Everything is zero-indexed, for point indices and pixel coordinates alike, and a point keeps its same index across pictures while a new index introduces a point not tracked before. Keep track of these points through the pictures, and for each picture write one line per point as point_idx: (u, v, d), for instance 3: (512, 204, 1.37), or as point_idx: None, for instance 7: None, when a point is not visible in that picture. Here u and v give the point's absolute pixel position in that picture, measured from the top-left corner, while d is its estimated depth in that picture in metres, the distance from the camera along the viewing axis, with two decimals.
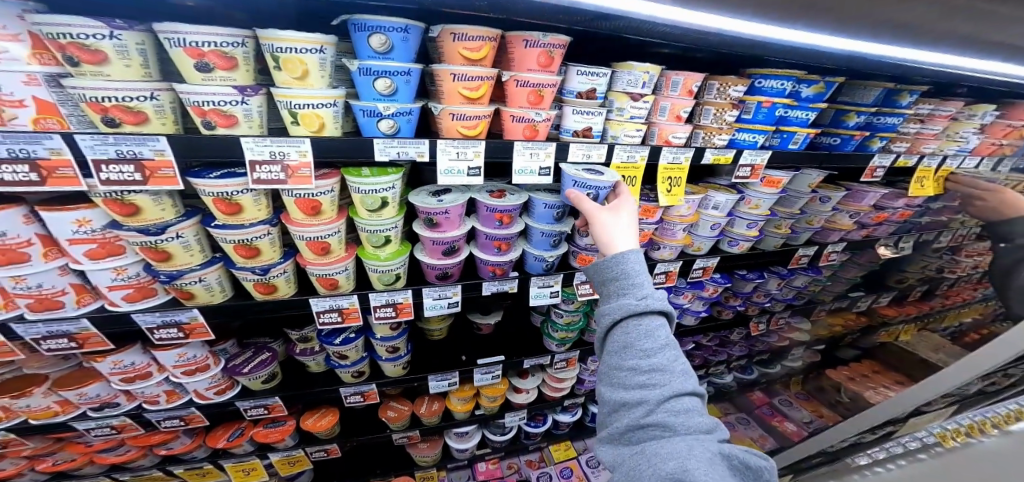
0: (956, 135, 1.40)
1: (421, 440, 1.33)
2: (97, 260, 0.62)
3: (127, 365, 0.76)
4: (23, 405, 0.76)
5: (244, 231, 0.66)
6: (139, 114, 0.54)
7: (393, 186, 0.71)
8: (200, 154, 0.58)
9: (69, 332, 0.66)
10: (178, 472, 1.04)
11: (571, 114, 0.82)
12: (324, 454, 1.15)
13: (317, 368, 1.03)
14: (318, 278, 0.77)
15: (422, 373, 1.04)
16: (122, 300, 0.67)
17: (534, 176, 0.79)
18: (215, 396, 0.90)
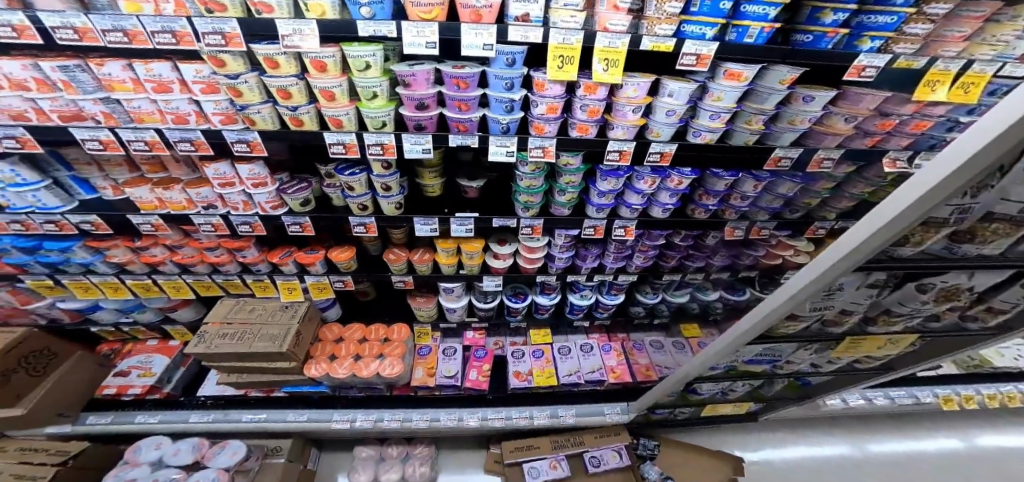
0: (993, 38, 1.14)
1: (419, 295, 1.65)
2: (206, 93, 1.01)
3: (222, 173, 1.15)
4: (169, 197, 1.20)
5: (281, 79, 0.99)
6: (221, 5, 0.91)
7: (374, 53, 0.97)
8: (253, 28, 0.92)
9: (192, 140, 1.08)
10: (249, 281, 1.46)
11: (513, 2, 1.01)
12: (343, 284, 1.49)
13: (337, 202, 1.35)
14: (329, 118, 1.09)
15: (412, 214, 1.34)
16: (219, 122, 1.07)
17: (479, 51, 1.00)
18: (273, 209, 1.27)
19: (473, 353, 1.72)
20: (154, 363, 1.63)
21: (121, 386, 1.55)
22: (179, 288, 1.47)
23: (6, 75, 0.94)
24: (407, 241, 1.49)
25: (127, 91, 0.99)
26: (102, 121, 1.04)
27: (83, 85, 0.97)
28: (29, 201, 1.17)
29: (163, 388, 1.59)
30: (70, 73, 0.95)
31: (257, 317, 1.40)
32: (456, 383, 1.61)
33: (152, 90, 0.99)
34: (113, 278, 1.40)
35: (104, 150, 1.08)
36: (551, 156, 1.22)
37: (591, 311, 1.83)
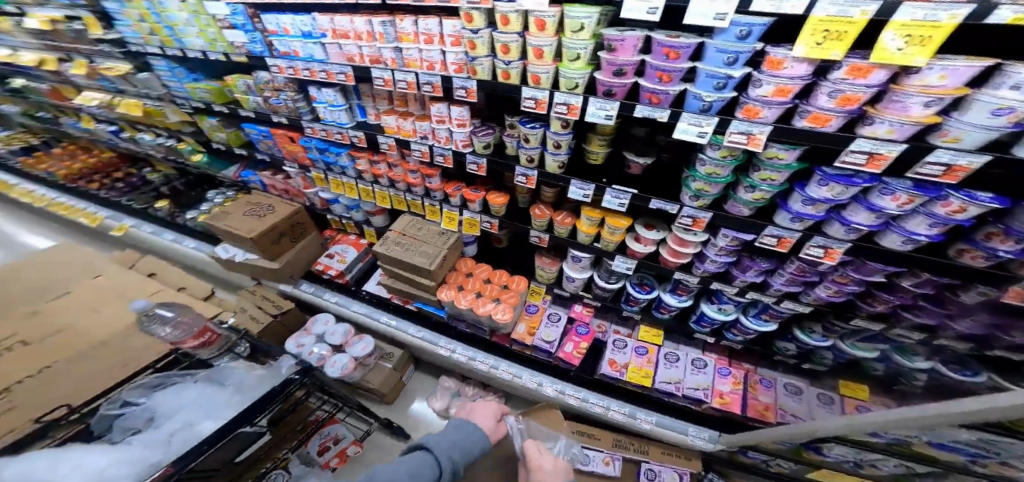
0: None
1: (546, 256, 1.72)
2: (450, 52, 1.25)
3: (441, 112, 1.40)
4: (404, 126, 1.51)
5: (510, 36, 1.13)
6: None
7: (591, 16, 1.01)
8: None
9: (432, 87, 1.34)
10: (427, 205, 1.72)
11: None
12: (489, 227, 1.66)
13: (510, 152, 1.49)
14: (532, 76, 1.20)
15: (570, 177, 1.37)
16: (452, 71, 1.29)
17: (707, 21, 0.85)
18: (465, 148, 1.47)
19: (575, 327, 1.75)
20: (346, 254, 2.10)
21: (325, 268, 2.04)
22: (385, 198, 1.86)
23: (347, 31, 1.33)
24: (552, 200, 1.53)
25: (406, 43, 1.28)
26: (386, 66, 1.36)
27: (386, 38, 1.30)
28: (330, 117, 1.62)
29: (347, 277, 2.06)
30: (383, 30, 1.28)
31: (422, 235, 1.65)
32: (551, 350, 1.68)
33: (420, 45, 1.27)
34: (352, 182, 1.83)
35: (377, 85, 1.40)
36: (755, 147, 0.98)
37: (722, 331, 1.62)
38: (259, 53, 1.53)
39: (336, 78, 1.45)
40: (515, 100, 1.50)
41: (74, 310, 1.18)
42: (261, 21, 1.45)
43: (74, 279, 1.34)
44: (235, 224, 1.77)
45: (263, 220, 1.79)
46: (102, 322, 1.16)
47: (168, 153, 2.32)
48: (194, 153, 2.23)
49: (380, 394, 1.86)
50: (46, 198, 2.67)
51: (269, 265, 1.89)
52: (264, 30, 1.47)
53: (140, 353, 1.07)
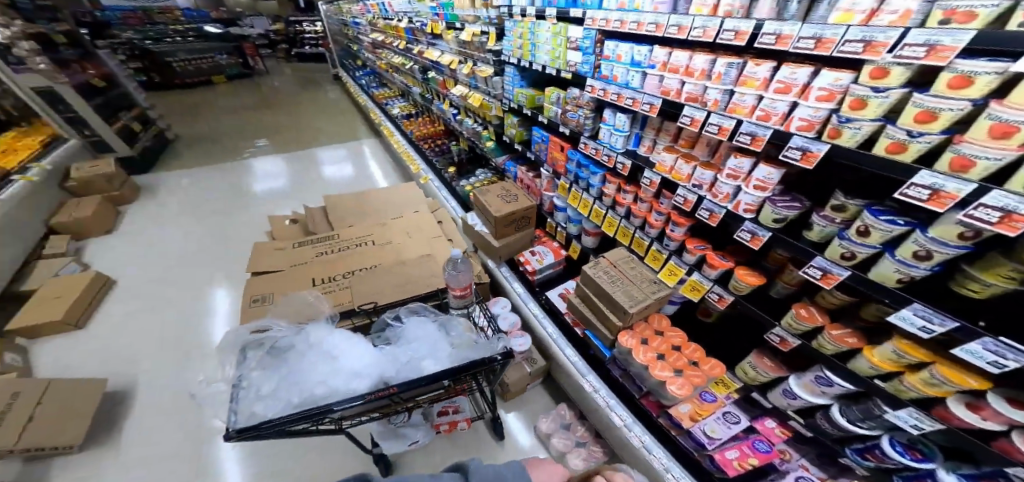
0: None
1: (769, 359, 1.36)
2: (779, 97, 0.82)
3: (738, 166, 0.95)
4: (650, 176, 1.27)
5: (946, 105, 0.61)
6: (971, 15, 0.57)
7: None
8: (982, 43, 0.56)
9: (738, 132, 0.90)
10: (654, 248, 1.50)
11: None
12: (718, 300, 1.30)
13: (813, 237, 0.95)
14: (952, 156, 0.64)
15: (911, 294, 0.80)
16: (794, 128, 0.81)
17: None
18: (744, 213, 0.99)
19: (750, 439, 1.37)
20: (545, 257, 2.19)
21: (525, 262, 2.19)
22: (611, 226, 1.66)
23: (689, 64, 0.97)
24: (834, 309, 1.10)
25: (755, 89, 0.85)
26: (704, 106, 0.97)
27: (725, 78, 0.90)
28: (607, 140, 1.39)
29: (536, 277, 2.16)
30: (724, 66, 0.90)
31: (634, 275, 1.48)
32: (706, 443, 1.38)
33: (772, 91, 0.82)
34: (591, 200, 1.72)
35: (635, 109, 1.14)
36: None
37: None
38: (573, 66, 1.35)
39: (626, 105, 1.17)
40: (890, 181, 0.89)
41: (401, 232, 1.53)
42: (586, 41, 1.26)
43: (407, 208, 1.77)
44: (492, 203, 2.13)
45: (510, 205, 2.11)
46: (413, 248, 1.45)
47: (462, 125, 2.91)
48: (487, 141, 2.63)
49: (504, 389, 1.84)
50: (388, 128, 3.88)
51: (492, 242, 2.18)
52: (574, 46, 1.32)
53: (434, 280, 1.27)
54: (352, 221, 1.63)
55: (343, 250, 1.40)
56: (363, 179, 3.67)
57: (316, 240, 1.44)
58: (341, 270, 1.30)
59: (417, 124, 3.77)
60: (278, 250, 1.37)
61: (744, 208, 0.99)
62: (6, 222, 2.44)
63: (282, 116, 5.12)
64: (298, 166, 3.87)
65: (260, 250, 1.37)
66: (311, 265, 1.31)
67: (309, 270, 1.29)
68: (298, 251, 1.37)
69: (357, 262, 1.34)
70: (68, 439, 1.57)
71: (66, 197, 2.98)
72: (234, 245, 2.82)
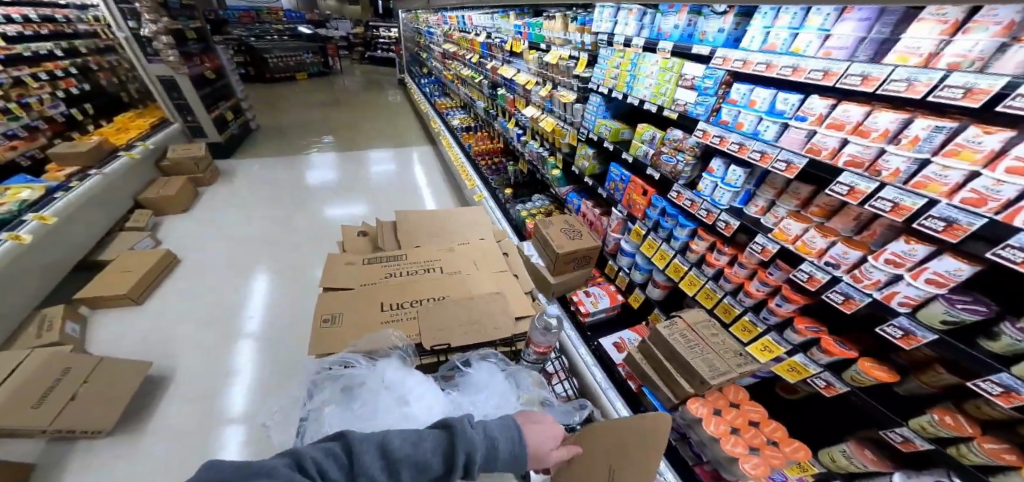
0: None
1: (871, 451, 1.06)
2: (1013, 180, 0.60)
3: (910, 253, 0.77)
4: (761, 242, 1.09)
5: None
6: None
7: None
8: None
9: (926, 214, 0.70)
10: (743, 316, 1.29)
11: None
12: (821, 385, 1.08)
13: (996, 346, 0.72)
14: None
15: None
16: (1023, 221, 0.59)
17: None
18: (898, 306, 0.82)
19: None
20: (600, 300, 2.01)
21: (578, 302, 2.02)
22: (692, 284, 1.47)
23: (863, 121, 0.77)
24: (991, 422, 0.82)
25: (973, 165, 0.63)
26: (878, 174, 0.76)
27: (921, 145, 0.70)
28: (708, 193, 1.25)
29: (587, 320, 1.99)
30: (925, 129, 0.69)
31: (714, 344, 1.28)
32: None
33: (999, 171, 0.61)
34: (671, 252, 1.54)
35: (762, 164, 0.98)
36: None
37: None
38: (682, 107, 1.23)
39: (750, 158, 1.00)
40: None
41: (467, 261, 1.46)
42: (708, 80, 1.11)
43: (472, 233, 1.71)
44: (555, 236, 2.00)
45: (574, 243, 1.96)
46: (479, 281, 1.38)
47: (524, 146, 2.84)
48: (552, 168, 2.45)
49: None
50: (447, 139, 3.89)
51: (548, 277, 2.01)
52: (686, 85, 1.21)
53: (501, 323, 1.19)
54: (418, 242, 1.59)
55: (411, 273, 1.36)
56: (415, 185, 3.68)
57: (385, 259, 1.41)
58: (408, 296, 1.26)
59: (476, 138, 3.75)
60: (348, 265, 1.36)
61: (900, 301, 0.81)
62: (107, 194, 2.68)
63: (349, 116, 5.35)
64: (354, 167, 3.96)
65: (332, 263, 1.37)
66: (380, 288, 1.28)
67: (376, 292, 1.26)
68: (368, 269, 1.35)
69: (423, 290, 1.29)
70: (98, 424, 1.62)
71: (158, 175, 3.24)
72: (291, 240, 2.92)
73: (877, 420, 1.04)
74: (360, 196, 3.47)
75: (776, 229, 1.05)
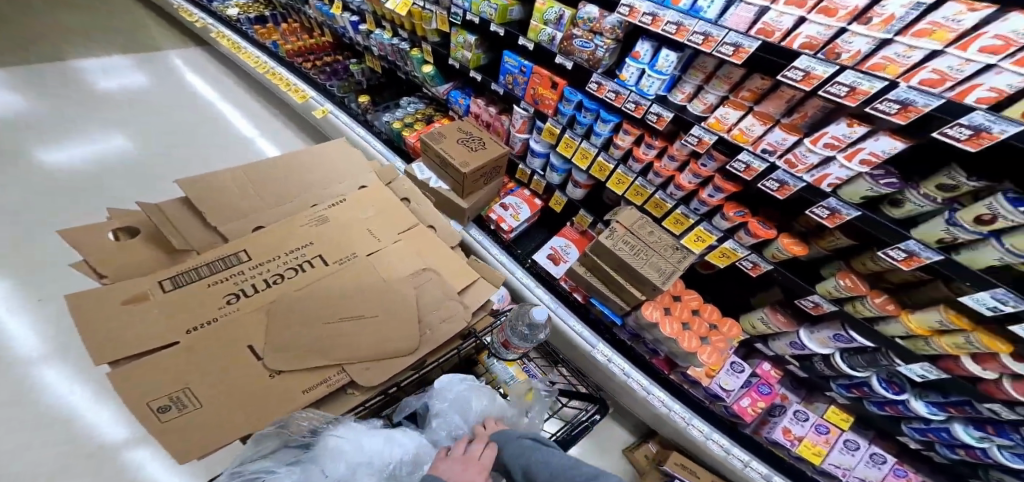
0: None
1: (781, 313, 1.31)
2: (980, 58, 0.53)
3: (848, 137, 0.73)
4: (695, 134, 1.00)
5: None
6: None
7: None
8: None
9: (880, 98, 0.64)
10: (675, 212, 1.30)
11: None
12: (747, 267, 1.20)
13: (900, 212, 0.78)
14: None
15: (993, 279, 0.69)
16: (975, 102, 0.56)
17: None
18: (824, 188, 0.83)
19: (755, 385, 1.50)
20: (520, 211, 1.90)
21: (498, 220, 1.88)
22: (620, 182, 1.42)
23: None
24: (866, 274, 1.00)
25: (939, 46, 0.55)
26: (836, 58, 0.66)
27: (894, 23, 0.58)
28: (634, 83, 1.09)
29: (512, 234, 1.90)
30: (903, 4, 0.56)
31: (654, 242, 1.29)
32: (725, 398, 1.45)
33: (970, 51, 0.53)
34: (593, 150, 1.42)
35: (703, 50, 0.83)
36: None
37: (940, 444, 1.19)
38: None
39: (691, 42, 0.84)
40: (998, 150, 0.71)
41: (359, 231, 1.05)
42: None
43: (340, 180, 1.19)
44: (451, 150, 1.60)
45: (477, 155, 1.60)
46: (393, 253, 1.05)
47: (364, 41, 2.08)
48: (421, 64, 1.83)
49: None
50: (231, 40, 2.60)
51: (458, 202, 1.71)
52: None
53: (447, 313, 0.98)
54: (258, 217, 1.02)
55: (278, 279, 0.91)
56: (211, 115, 2.54)
57: (210, 269, 0.87)
58: (291, 318, 0.84)
59: (283, 31, 2.57)
60: (141, 305, 0.78)
61: (828, 183, 0.82)
62: None
63: None
64: (64, 101, 2.39)
65: (94, 310, 0.75)
66: (234, 320, 0.82)
67: (233, 329, 0.81)
68: (184, 298, 0.82)
69: (312, 297, 0.88)
70: None
71: None
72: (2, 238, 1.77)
73: (792, 292, 1.19)
74: (112, 143, 2.22)
75: (711, 119, 0.97)
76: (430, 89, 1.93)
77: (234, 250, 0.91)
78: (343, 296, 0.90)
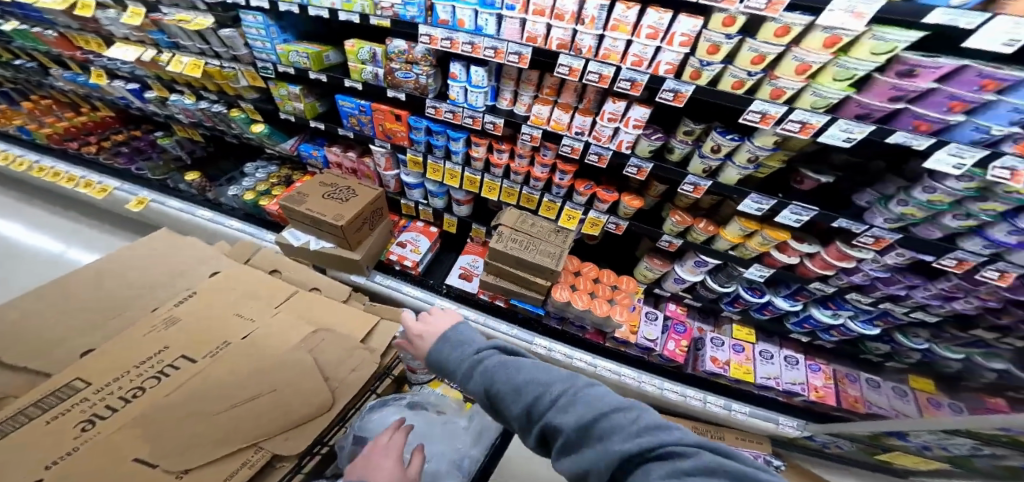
0: None
1: (657, 257, 1.53)
2: (649, 42, 0.77)
3: (617, 111, 0.96)
4: (527, 131, 1.12)
5: (768, 45, 0.68)
6: None
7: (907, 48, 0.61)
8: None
9: (618, 79, 0.86)
10: (544, 200, 1.42)
11: None
12: (613, 228, 1.36)
13: (676, 158, 1.03)
14: (793, 66, 0.70)
15: (743, 187, 0.96)
16: (664, 72, 0.80)
17: None
18: (626, 151, 1.03)
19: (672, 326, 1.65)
20: (419, 243, 1.87)
21: (400, 260, 1.81)
22: (492, 189, 1.49)
23: (556, 4, 0.80)
24: (688, 207, 1.23)
25: (627, 36, 0.78)
26: (579, 53, 0.85)
27: (597, 23, 0.79)
28: (463, 100, 1.16)
29: (419, 269, 1.86)
30: (596, 8, 0.77)
31: (539, 232, 1.40)
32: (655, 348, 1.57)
33: (642, 37, 0.77)
34: (458, 169, 1.48)
35: (498, 61, 0.93)
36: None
37: (818, 332, 1.48)
38: (389, 10, 1.00)
39: (486, 57, 0.93)
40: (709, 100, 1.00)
41: (223, 316, 0.89)
42: None
43: (177, 271, 1.00)
44: (317, 207, 1.53)
45: (348, 206, 1.54)
46: (272, 325, 0.92)
47: (163, 109, 1.83)
48: (248, 124, 1.68)
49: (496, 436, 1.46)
50: None
51: (349, 255, 1.63)
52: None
53: (356, 362, 0.92)
54: (84, 341, 0.82)
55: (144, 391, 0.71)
56: None
57: (36, 408, 0.64)
58: (181, 424, 0.68)
59: (42, 115, 2.07)
60: None
61: (625, 146, 1.02)
62: None
63: None
64: None
65: None
66: (97, 451, 0.61)
67: (95, 459, 0.60)
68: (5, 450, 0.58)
69: (199, 392, 0.73)
70: None
71: None
72: None
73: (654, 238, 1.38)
74: None
75: (533, 116, 1.09)
76: (271, 149, 1.79)
77: (68, 379, 0.69)
78: (230, 385, 0.76)
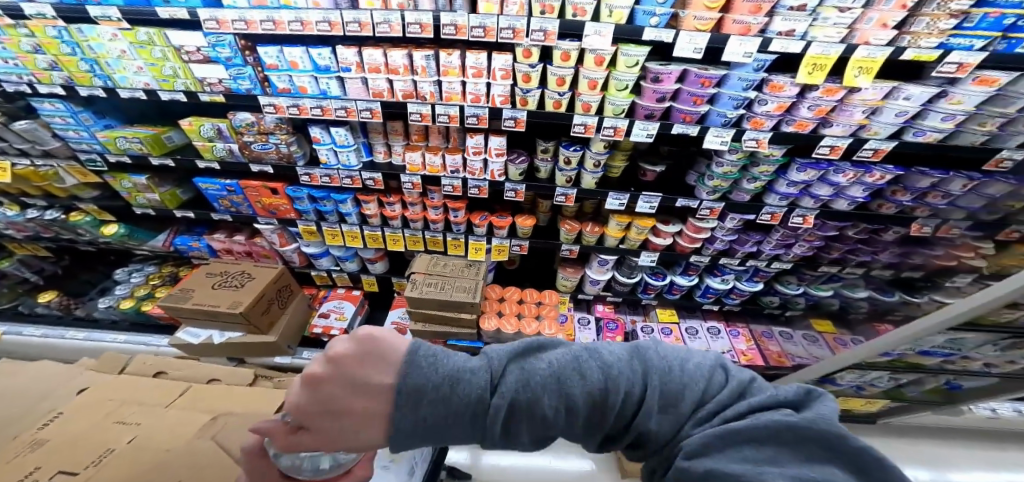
0: None
1: (569, 265, 1.63)
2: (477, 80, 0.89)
3: (479, 144, 1.05)
4: (407, 179, 1.18)
5: (563, 69, 0.83)
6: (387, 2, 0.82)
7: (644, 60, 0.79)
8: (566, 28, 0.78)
9: (465, 116, 0.95)
10: (448, 239, 1.46)
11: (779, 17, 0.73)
12: (518, 250, 1.44)
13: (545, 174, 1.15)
14: (586, 83, 0.85)
15: (604, 189, 1.11)
16: (499, 103, 0.92)
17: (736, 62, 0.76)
18: (500, 178, 1.13)
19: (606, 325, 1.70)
20: (342, 310, 1.77)
21: (324, 330, 1.70)
22: (396, 241, 1.50)
23: (386, 60, 0.88)
24: (575, 215, 1.35)
25: (456, 77, 0.89)
26: (422, 98, 0.94)
27: (428, 70, 0.89)
28: (335, 161, 1.18)
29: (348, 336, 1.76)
30: (422, 59, 0.88)
31: (451, 270, 1.44)
32: None
33: (469, 75, 0.88)
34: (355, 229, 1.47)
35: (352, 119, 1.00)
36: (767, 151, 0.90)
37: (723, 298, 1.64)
38: (218, 85, 1.00)
39: (339, 116, 0.99)
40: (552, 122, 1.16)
41: (102, 428, 0.76)
42: (223, 50, 0.92)
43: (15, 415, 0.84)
44: (207, 300, 1.42)
45: (245, 290, 1.44)
46: (166, 421, 0.79)
47: None
48: (98, 225, 1.53)
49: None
50: None
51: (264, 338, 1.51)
52: (196, 58, 0.96)
53: None
54: None
55: None
56: None
57: None
58: None
59: None
60: None
61: (497, 173, 1.12)
62: None
63: None
64: None
65: None
66: None
67: None
68: None
69: None
70: None
71: None
72: None
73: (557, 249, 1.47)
74: None
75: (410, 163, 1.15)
76: (143, 249, 1.64)
77: None
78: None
